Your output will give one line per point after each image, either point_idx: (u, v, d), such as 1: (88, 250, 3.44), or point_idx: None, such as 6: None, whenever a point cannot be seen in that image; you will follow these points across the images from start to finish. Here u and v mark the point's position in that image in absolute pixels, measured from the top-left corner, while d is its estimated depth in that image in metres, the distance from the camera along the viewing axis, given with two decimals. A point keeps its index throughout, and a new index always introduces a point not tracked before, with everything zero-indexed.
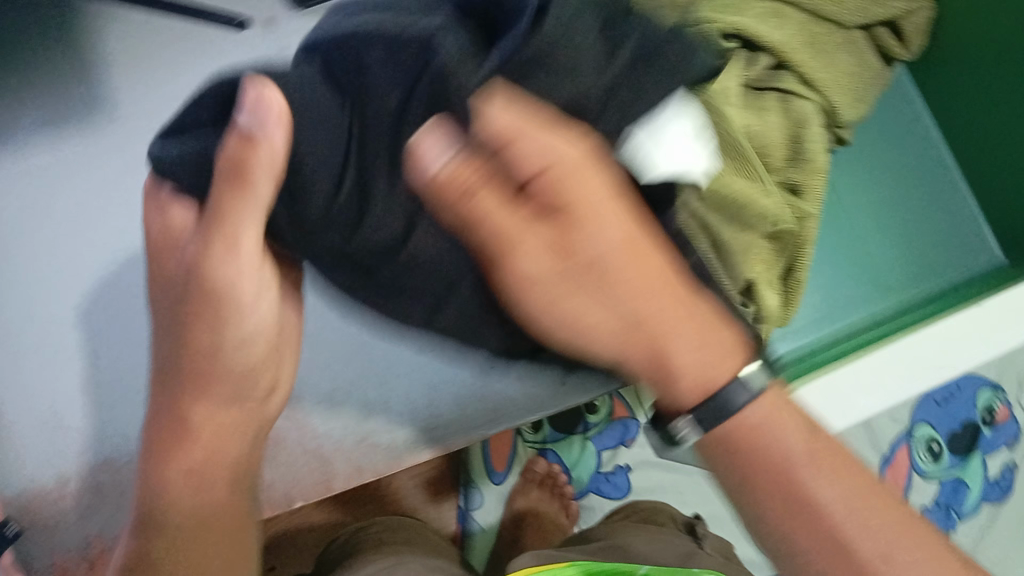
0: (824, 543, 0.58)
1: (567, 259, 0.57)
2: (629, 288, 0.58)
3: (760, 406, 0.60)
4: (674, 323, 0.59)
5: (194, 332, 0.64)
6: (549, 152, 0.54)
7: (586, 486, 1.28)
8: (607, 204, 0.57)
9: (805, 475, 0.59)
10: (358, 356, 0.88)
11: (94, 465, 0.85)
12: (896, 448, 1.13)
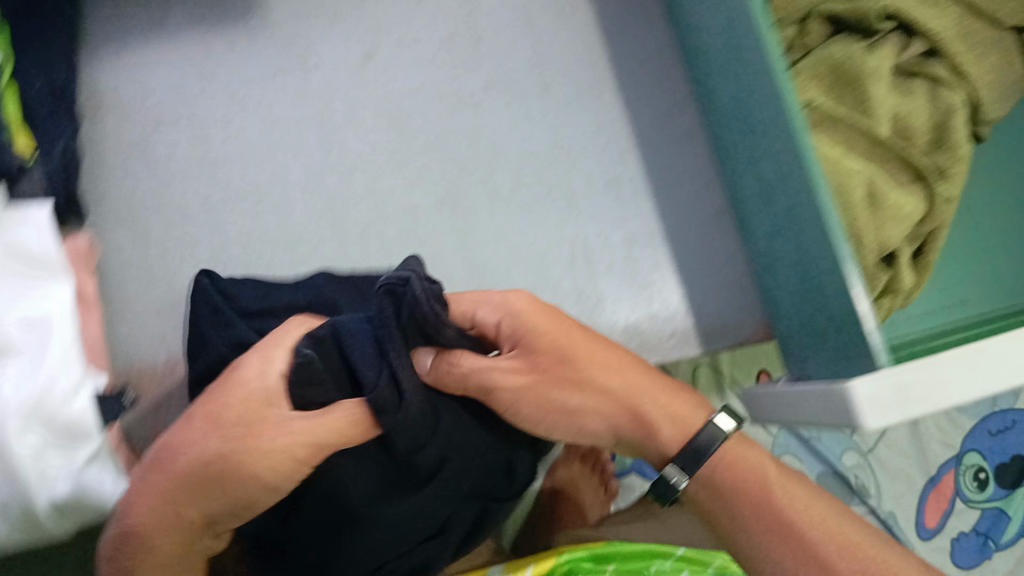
0: (785, 546, 0.62)
1: (556, 373, 0.62)
2: (607, 378, 0.63)
3: (737, 445, 0.66)
4: (650, 395, 0.64)
5: (227, 435, 0.53)
6: (507, 302, 0.61)
7: (628, 466, 1.16)
8: (577, 334, 0.63)
9: (775, 490, 0.64)
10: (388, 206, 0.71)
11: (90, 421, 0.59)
12: (944, 470, 1.15)
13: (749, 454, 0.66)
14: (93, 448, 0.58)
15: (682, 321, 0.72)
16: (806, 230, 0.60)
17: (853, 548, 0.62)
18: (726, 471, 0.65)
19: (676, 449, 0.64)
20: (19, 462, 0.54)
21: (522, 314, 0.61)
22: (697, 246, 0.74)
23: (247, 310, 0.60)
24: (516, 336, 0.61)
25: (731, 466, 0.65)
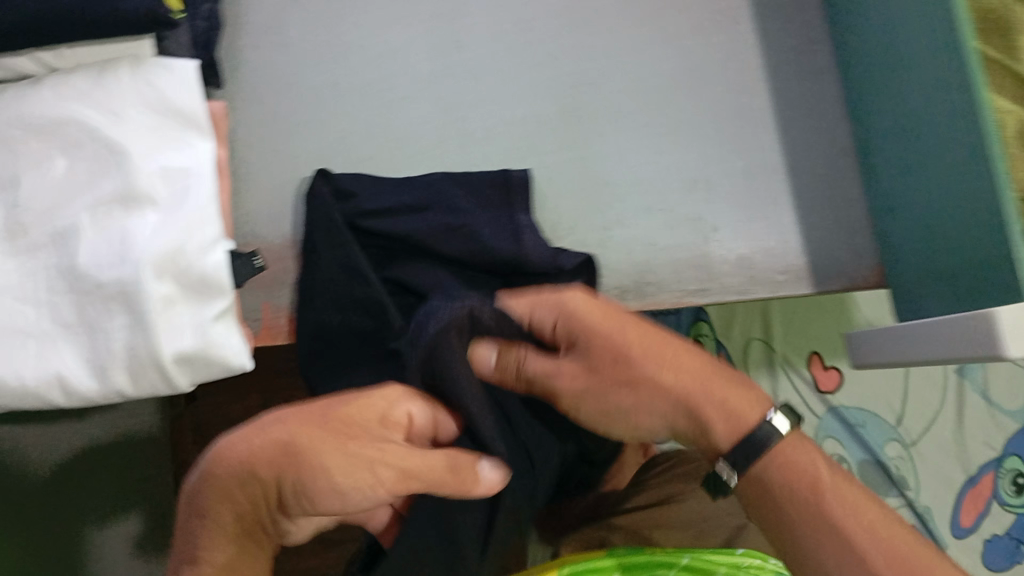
0: (840, 551, 0.49)
1: (624, 371, 0.51)
2: (665, 370, 0.52)
3: (801, 448, 0.53)
4: (710, 379, 0.53)
5: (327, 413, 0.42)
6: (569, 303, 0.52)
7: None
8: (644, 328, 0.53)
9: (832, 496, 0.50)
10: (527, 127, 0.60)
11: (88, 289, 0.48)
12: (983, 471, 1.12)
13: (812, 455, 0.53)
14: (225, 305, 0.51)
15: (797, 260, 0.58)
16: (992, 158, 0.46)
17: (923, 566, 0.48)
18: (779, 469, 0.52)
19: (731, 442, 0.52)
20: (151, 308, 0.48)
21: (582, 313, 0.52)
22: (828, 184, 0.60)
23: (368, 210, 0.57)
24: (575, 336, 0.52)
25: (783, 466, 0.52)
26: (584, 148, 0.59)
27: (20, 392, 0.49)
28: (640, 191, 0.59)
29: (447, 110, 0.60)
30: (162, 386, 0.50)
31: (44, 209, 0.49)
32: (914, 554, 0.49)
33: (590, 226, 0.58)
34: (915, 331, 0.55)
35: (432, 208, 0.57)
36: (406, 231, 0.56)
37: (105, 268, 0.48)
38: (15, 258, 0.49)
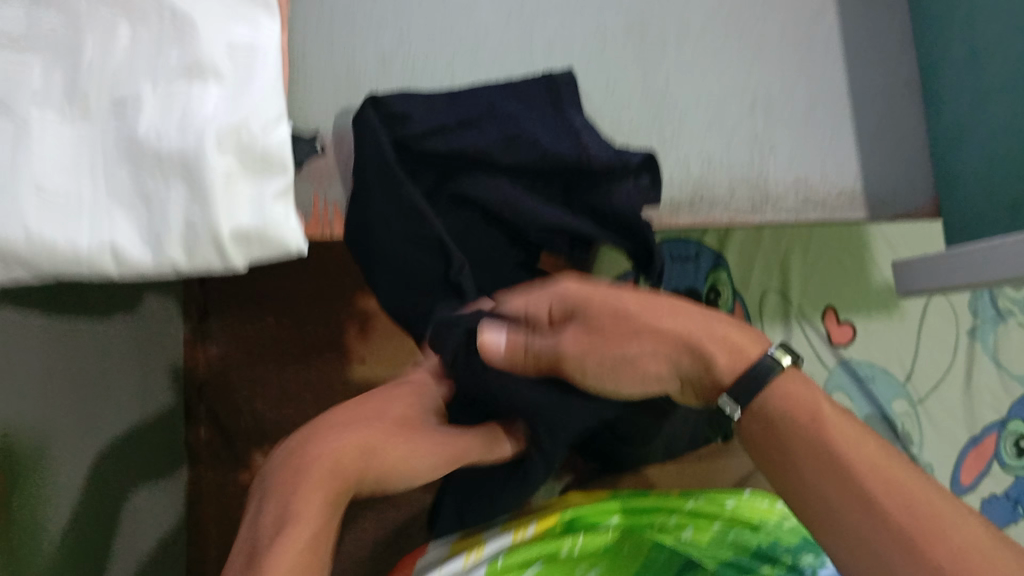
0: (835, 483, 0.44)
1: (618, 342, 0.50)
2: (665, 327, 0.50)
3: (804, 383, 0.48)
4: (714, 328, 0.51)
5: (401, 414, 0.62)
6: (555, 287, 0.52)
7: None
8: (628, 295, 0.51)
9: (830, 418, 0.46)
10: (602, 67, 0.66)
11: (169, 159, 0.47)
12: (987, 432, 1.08)
13: (809, 383, 0.49)
14: (285, 184, 0.50)
15: (850, 183, 0.67)
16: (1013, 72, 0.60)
17: (919, 495, 0.43)
18: (778, 396, 0.48)
19: (731, 378, 0.49)
20: (214, 181, 0.47)
21: (571, 290, 0.51)
22: (877, 126, 0.68)
23: (417, 133, 0.62)
24: (567, 313, 0.51)
25: (781, 393, 0.48)
26: (658, 88, 0.67)
27: (75, 261, 0.46)
28: (700, 110, 0.67)
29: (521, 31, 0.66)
30: (216, 264, 0.49)
31: (106, 75, 0.47)
32: (909, 481, 0.44)
33: (651, 146, 0.66)
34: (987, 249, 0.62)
35: (484, 121, 0.62)
36: (470, 143, 0.62)
37: (166, 139, 0.47)
38: (69, 122, 0.46)
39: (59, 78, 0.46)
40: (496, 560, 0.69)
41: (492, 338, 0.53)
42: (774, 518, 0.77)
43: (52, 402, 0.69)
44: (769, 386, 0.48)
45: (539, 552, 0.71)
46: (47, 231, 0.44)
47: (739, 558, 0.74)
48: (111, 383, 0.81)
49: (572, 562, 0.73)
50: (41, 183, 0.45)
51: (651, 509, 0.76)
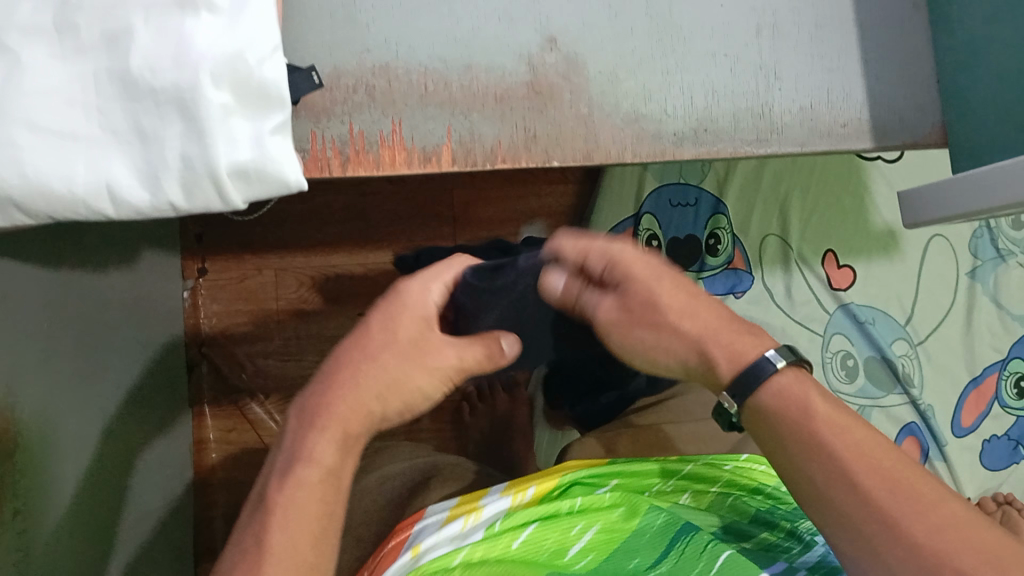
0: (823, 469, 0.43)
1: (642, 322, 0.48)
2: (677, 319, 0.47)
3: (796, 379, 0.46)
4: (723, 332, 0.47)
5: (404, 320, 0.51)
6: (617, 250, 0.50)
7: None
8: (683, 285, 0.49)
9: (819, 412, 0.45)
10: None
11: (164, 97, 0.46)
12: (987, 372, 1.02)
13: (804, 382, 0.46)
14: (282, 118, 0.49)
15: (857, 110, 0.60)
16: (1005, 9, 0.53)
17: (906, 478, 0.42)
18: (770, 393, 0.46)
19: (730, 373, 0.47)
20: (208, 114, 0.46)
21: (630, 261, 0.49)
22: (894, 47, 0.60)
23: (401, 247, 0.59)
24: (615, 278, 0.49)
25: (773, 389, 0.46)
26: (664, 8, 0.59)
27: (72, 202, 0.45)
28: (706, 35, 0.59)
29: None
30: (216, 204, 0.48)
31: (98, 6, 0.46)
32: (898, 467, 0.43)
33: (650, 73, 0.58)
34: (998, 172, 0.53)
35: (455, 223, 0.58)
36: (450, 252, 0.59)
37: (160, 73, 0.46)
38: (62, 59, 0.45)
39: (51, 12, 0.45)
40: (495, 523, 0.54)
41: (552, 278, 0.52)
42: (774, 479, 0.63)
43: (54, 353, 0.69)
44: (764, 382, 0.46)
45: (539, 511, 0.55)
46: (44, 173, 0.44)
47: (737, 520, 0.57)
48: (107, 335, 0.79)
49: (571, 518, 0.54)
50: (35, 121, 0.44)
51: (643, 473, 0.63)
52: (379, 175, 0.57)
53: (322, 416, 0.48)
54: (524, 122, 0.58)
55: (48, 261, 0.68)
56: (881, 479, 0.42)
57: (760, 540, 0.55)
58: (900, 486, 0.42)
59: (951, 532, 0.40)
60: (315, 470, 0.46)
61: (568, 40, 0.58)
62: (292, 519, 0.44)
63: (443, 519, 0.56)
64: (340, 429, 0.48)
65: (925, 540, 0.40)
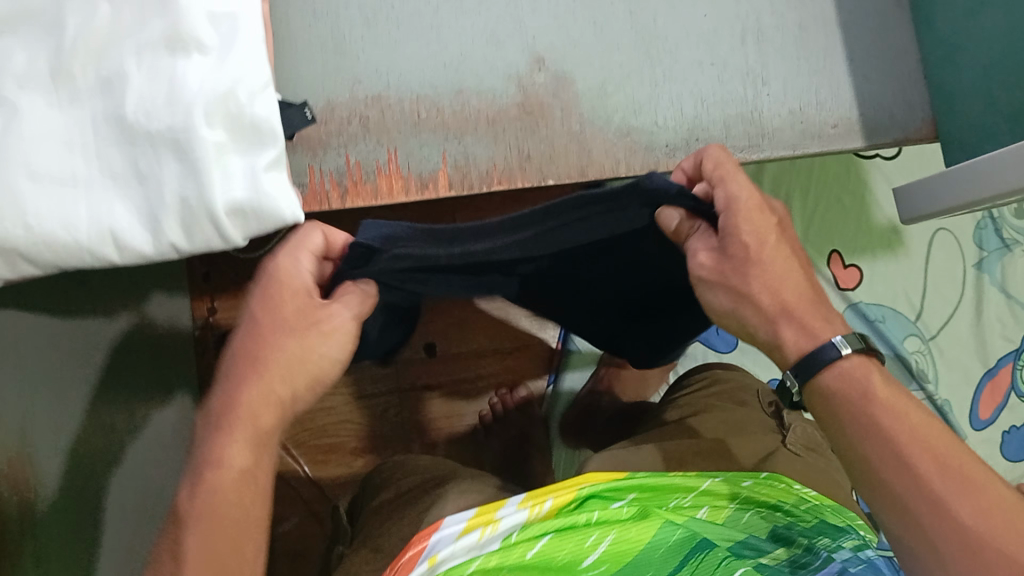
0: (879, 451, 0.45)
1: (731, 283, 0.49)
2: (755, 282, 0.49)
3: (861, 366, 0.47)
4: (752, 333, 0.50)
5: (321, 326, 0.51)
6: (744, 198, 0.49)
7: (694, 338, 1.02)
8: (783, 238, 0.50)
9: (879, 396, 0.46)
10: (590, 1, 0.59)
11: (157, 138, 0.46)
12: (1002, 363, 1.01)
13: (868, 367, 0.47)
14: (275, 155, 0.49)
15: (847, 110, 0.60)
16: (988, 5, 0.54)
17: (958, 463, 0.44)
18: (833, 375, 0.47)
19: (794, 356, 0.48)
20: (203, 155, 0.47)
21: (748, 214, 0.48)
22: (879, 45, 0.61)
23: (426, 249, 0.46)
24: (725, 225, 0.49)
25: (836, 372, 0.47)
26: (647, 22, 0.59)
27: (76, 249, 0.46)
28: (692, 45, 0.60)
29: None
30: (216, 241, 0.49)
31: (92, 52, 0.47)
32: (949, 453, 0.44)
33: (638, 86, 0.59)
34: (991, 162, 0.53)
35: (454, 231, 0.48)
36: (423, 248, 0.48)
37: (155, 117, 0.46)
38: (58, 107, 0.46)
39: (46, 62, 0.46)
40: (512, 535, 0.54)
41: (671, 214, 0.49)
42: (793, 496, 0.61)
43: (69, 400, 0.69)
44: (826, 366, 0.47)
45: (556, 522, 0.54)
46: (47, 222, 0.45)
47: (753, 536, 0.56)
48: (123, 377, 0.79)
49: (586, 530, 0.54)
50: (35, 168, 0.45)
51: (667, 486, 0.59)
52: (377, 204, 0.58)
53: (231, 414, 0.49)
54: (517, 141, 0.58)
55: (53, 312, 0.68)
56: (933, 462, 0.44)
57: (774, 557, 0.53)
58: (947, 473, 0.43)
59: (995, 516, 0.42)
60: (226, 473, 0.48)
61: (555, 59, 0.59)
62: (202, 538, 0.47)
63: (460, 530, 0.55)
64: (252, 428, 0.49)
65: (969, 521, 0.42)
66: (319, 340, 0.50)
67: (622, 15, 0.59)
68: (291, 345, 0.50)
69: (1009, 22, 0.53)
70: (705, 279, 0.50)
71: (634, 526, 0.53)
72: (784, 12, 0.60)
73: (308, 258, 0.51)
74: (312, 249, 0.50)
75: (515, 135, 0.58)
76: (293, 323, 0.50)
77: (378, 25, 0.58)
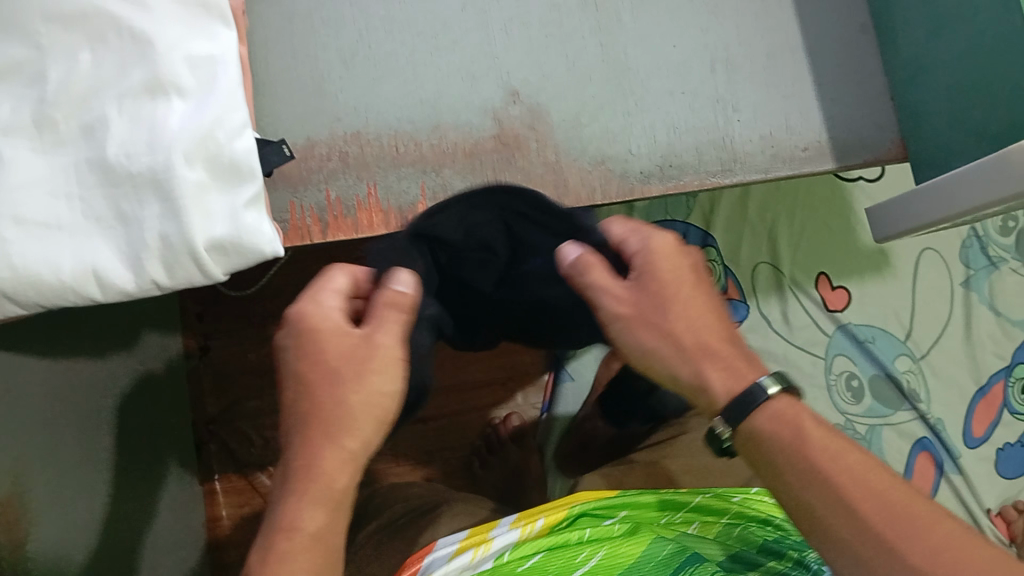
0: (819, 494, 0.43)
1: (651, 326, 0.49)
2: (678, 321, 0.48)
3: (789, 405, 0.46)
4: (682, 367, 0.48)
5: (354, 364, 0.47)
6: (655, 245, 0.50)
7: None
8: (700, 291, 0.50)
9: (814, 436, 0.45)
10: (563, 37, 0.61)
11: (138, 180, 0.47)
12: (993, 380, 0.99)
13: (797, 408, 0.46)
14: (255, 192, 0.51)
15: (817, 133, 0.62)
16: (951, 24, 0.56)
17: (902, 502, 0.42)
18: (766, 418, 0.46)
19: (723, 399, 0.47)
20: (184, 193, 0.48)
21: (657, 256, 0.50)
22: (845, 71, 0.63)
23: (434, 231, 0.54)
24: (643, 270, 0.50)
25: (768, 414, 0.46)
26: (618, 54, 0.61)
27: (60, 288, 0.47)
28: (662, 76, 0.61)
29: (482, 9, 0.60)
30: (196, 277, 0.50)
31: (72, 99, 0.48)
32: (894, 491, 0.43)
33: (612, 115, 0.60)
34: (969, 170, 0.53)
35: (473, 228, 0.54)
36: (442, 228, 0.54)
37: (136, 158, 0.47)
38: (43, 154, 0.47)
39: (27, 111, 0.47)
40: (504, 554, 0.53)
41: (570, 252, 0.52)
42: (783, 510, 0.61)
43: (60, 443, 0.68)
44: (758, 409, 0.46)
45: (546, 542, 0.53)
46: (31, 263, 0.46)
47: (745, 548, 0.55)
48: (121, 419, 0.79)
49: (579, 547, 0.53)
50: (20, 214, 0.46)
51: (655, 504, 0.60)
52: (358, 238, 0.59)
53: (300, 476, 0.46)
54: (494, 173, 0.59)
55: (47, 351, 0.68)
56: (881, 505, 0.42)
57: (769, 568, 0.53)
58: (894, 510, 0.42)
59: (946, 552, 0.40)
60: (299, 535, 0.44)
61: (529, 93, 0.60)
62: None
63: (452, 551, 0.55)
64: (327, 490, 0.45)
65: (922, 562, 0.40)
66: (375, 378, 0.48)
67: (593, 46, 0.61)
68: (348, 392, 0.47)
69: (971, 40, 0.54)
70: (627, 323, 0.49)
71: (624, 542, 0.52)
72: (750, 39, 0.62)
73: (333, 297, 0.49)
74: (336, 287, 0.49)
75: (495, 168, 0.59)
76: (343, 368, 0.47)
77: (358, 66, 0.59)
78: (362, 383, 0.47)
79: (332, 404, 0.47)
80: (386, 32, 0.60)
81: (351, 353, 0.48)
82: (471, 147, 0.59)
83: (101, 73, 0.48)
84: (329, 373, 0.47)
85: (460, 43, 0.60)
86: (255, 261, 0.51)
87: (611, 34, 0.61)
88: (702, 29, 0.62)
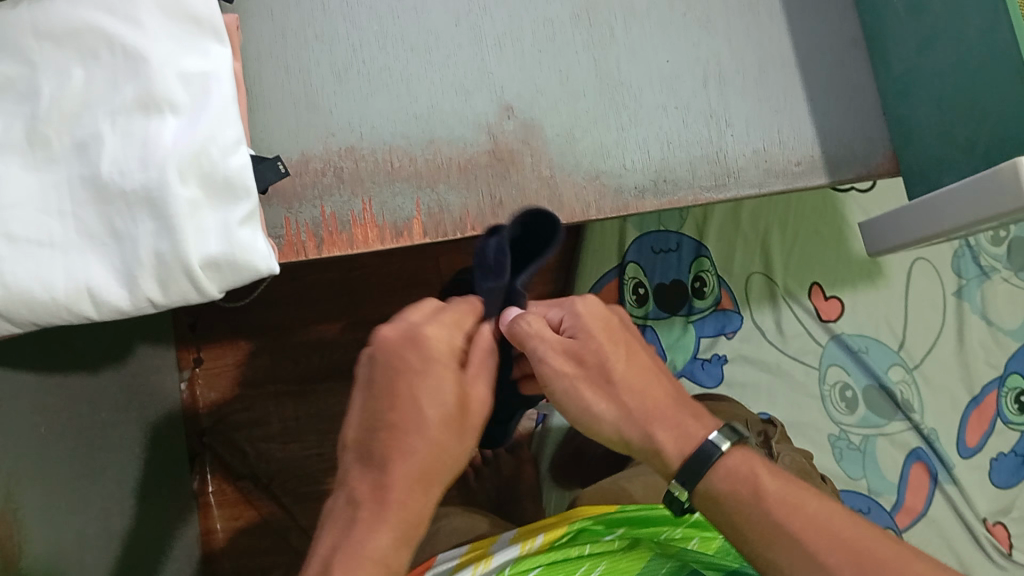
0: (785, 550, 0.45)
1: (599, 383, 0.49)
2: (625, 383, 0.49)
3: (744, 459, 0.47)
4: (627, 425, 0.49)
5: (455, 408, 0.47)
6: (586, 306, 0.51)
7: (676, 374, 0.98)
8: (633, 351, 0.50)
9: (769, 490, 0.46)
10: (555, 51, 0.61)
11: (131, 197, 0.47)
12: (985, 391, 0.99)
13: (750, 461, 0.47)
14: (249, 208, 0.50)
15: (809, 148, 0.62)
16: (940, 41, 0.56)
17: (865, 549, 0.44)
18: (721, 477, 0.47)
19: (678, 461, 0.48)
20: (177, 210, 0.47)
21: (587, 313, 0.50)
22: (836, 86, 0.63)
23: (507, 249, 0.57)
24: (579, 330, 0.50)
25: (723, 471, 0.47)
26: (610, 69, 0.61)
27: (53, 306, 0.47)
28: (655, 90, 0.61)
29: (475, 23, 0.61)
30: (191, 294, 0.50)
31: (67, 116, 0.48)
32: (856, 538, 0.44)
33: (605, 130, 0.60)
34: (957, 190, 0.54)
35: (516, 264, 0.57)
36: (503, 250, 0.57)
37: (129, 175, 0.47)
38: (35, 170, 0.47)
39: (19, 127, 0.47)
40: (505, 570, 0.53)
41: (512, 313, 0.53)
42: None
43: (55, 458, 0.68)
44: (712, 467, 0.47)
45: (547, 557, 0.53)
46: (24, 280, 0.46)
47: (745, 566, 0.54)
48: (113, 432, 0.79)
49: (579, 564, 0.53)
50: (13, 232, 0.46)
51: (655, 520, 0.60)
52: (353, 253, 0.59)
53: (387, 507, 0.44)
54: (489, 188, 0.60)
55: (41, 365, 0.68)
56: (846, 555, 0.44)
57: None
58: (861, 559, 0.43)
59: None
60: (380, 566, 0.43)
61: (523, 108, 0.60)
62: None
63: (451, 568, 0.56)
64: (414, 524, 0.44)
65: None
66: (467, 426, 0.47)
67: (586, 61, 0.61)
68: (447, 435, 0.46)
69: (960, 58, 0.55)
70: (571, 376, 0.49)
71: (623, 559, 0.53)
72: (741, 53, 0.62)
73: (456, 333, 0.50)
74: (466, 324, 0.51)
75: (488, 183, 0.59)
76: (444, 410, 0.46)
77: (351, 81, 0.59)
78: (459, 437, 0.47)
79: (429, 439, 0.45)
80: (379, 46, 0.60)
81: (451, 394, 0.47)
82: (465, 162, 0.59)
83: (94, 90, 0.49)
84: (438, 416, 0.46)
85: (452, 57, 0.60)
86: (249, 276, 0.51)
87: (603, 49, 0.61)
88: (694, 43, 0.62)
